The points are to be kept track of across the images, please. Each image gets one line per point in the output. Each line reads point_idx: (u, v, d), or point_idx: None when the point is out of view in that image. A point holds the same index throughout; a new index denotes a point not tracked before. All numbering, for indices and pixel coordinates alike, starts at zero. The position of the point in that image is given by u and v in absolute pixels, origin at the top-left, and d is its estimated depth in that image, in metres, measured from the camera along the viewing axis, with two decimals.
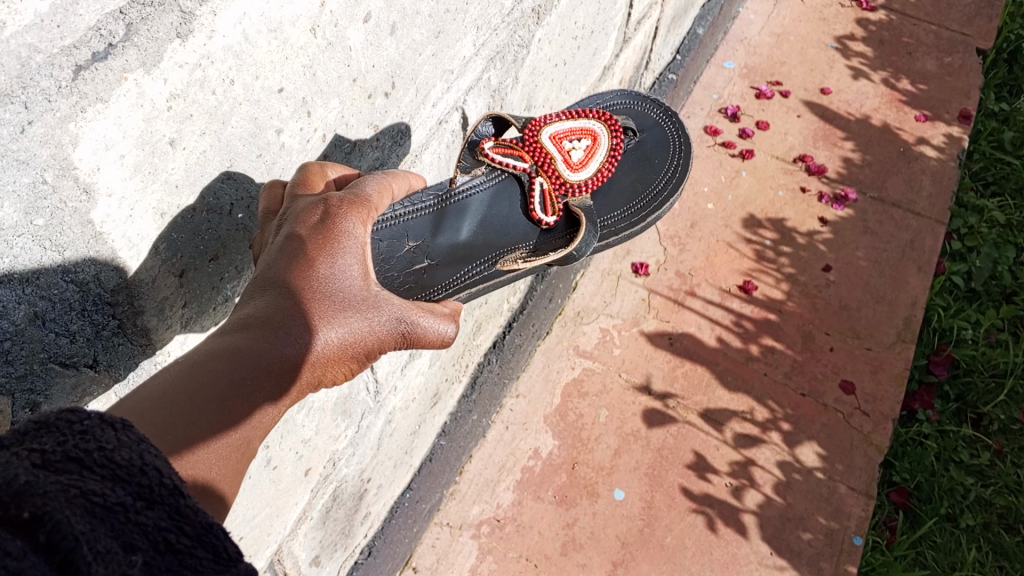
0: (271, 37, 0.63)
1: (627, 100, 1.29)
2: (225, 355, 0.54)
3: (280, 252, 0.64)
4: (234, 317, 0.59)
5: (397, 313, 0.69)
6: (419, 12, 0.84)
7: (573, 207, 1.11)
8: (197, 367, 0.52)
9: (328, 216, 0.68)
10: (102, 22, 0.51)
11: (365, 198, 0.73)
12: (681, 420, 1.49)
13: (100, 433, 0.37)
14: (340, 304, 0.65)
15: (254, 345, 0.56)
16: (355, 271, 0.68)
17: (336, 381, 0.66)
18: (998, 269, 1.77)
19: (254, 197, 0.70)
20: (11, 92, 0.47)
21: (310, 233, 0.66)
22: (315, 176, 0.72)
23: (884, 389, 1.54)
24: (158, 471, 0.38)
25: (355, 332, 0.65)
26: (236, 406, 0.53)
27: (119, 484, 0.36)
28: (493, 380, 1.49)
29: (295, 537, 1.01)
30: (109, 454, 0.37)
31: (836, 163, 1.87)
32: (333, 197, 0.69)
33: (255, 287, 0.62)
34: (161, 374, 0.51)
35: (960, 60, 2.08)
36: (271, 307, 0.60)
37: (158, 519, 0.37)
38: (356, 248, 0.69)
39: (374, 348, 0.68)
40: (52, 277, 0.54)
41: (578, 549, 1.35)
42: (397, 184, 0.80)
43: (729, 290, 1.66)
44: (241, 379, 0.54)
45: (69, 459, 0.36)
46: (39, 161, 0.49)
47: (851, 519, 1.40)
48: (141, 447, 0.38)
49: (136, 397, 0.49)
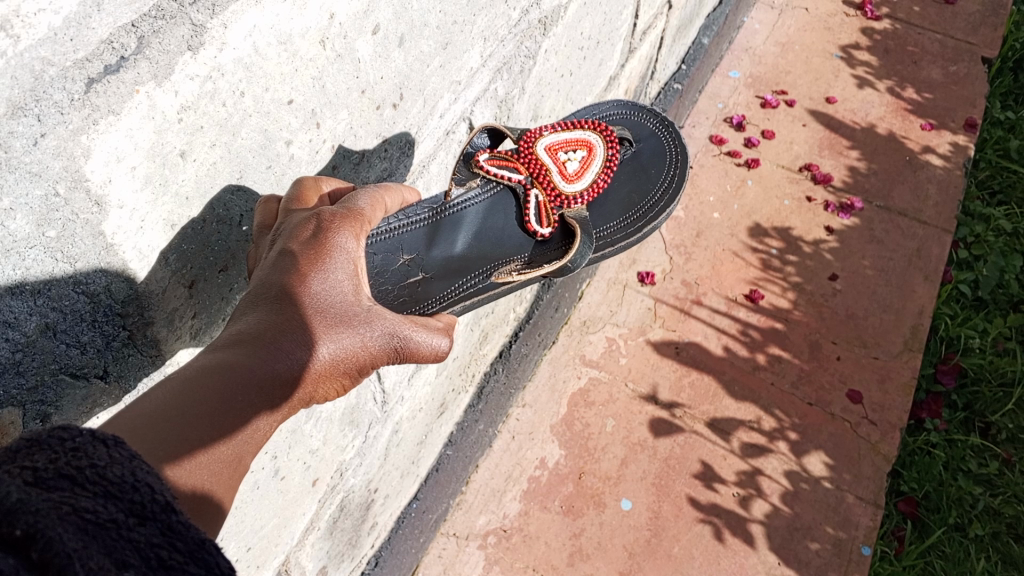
0: (281, 49, 0.63)
1: (623, 111, 1.29)
2: (217, 370, 0.53)
3: (273, 268, 0.64)
4: (225, 334, 0.58)
5: (390, 327, 0.69)
6: (428, 24, 0.84)
7: (568, 218, 1.11)
8: (189, 383, 0.51)
9: (321, 230, 0.68)
10: (115, 35, 0.52)
11: (357, 211, 0.72)
12: (689, 429, 1.49)
13: (92, 450, 0.37)
14: (332, 319, 0.64)
15: (247, 360, 0.56)
16: (347, 286, 0.68)
17: (328, 397, 0.66)
18: (1005, 277, 1.75)
19: (249, 213, 0.69)
20: (24, 105, 0.47)
21: (303, 249, 0.66)
22: (310, 191, 0.71)
23: (892, 399, 1.53)
24: (150, 488, 0.38)
25: (349, 348, 0.65)
26: (229, 422, 0.52)
27: (111, 501, 0.36)
28: (499, 390, 1.48)
29: (303, 547, 1.00)
30: (101, 471, 0.37)
31: (841, 171, 1.87)
32: (326, 211, 0.69)
33: (247, 304, 0.62)
34: (153, 390, 0.51)
35: (965, 69, 2.08)
36: (264, 323, 0.60)
37: (150, 535, 0.37)
38: (347, 262, 0.69)
39: (365, 363, 0.68)
40: (64, 289, 0.54)
41: (585, 559, 1.35)
42: (390, 197, 0.79)
43: (735, 299, 1.66)
44: (233, 395, 0.53)
45: (61, 476, 0.36)
46: (52, 173, 0.49)
47: (860, 529, 1.39)
48: (133, 463, 0.38)
49: (128, 413, 0.48)
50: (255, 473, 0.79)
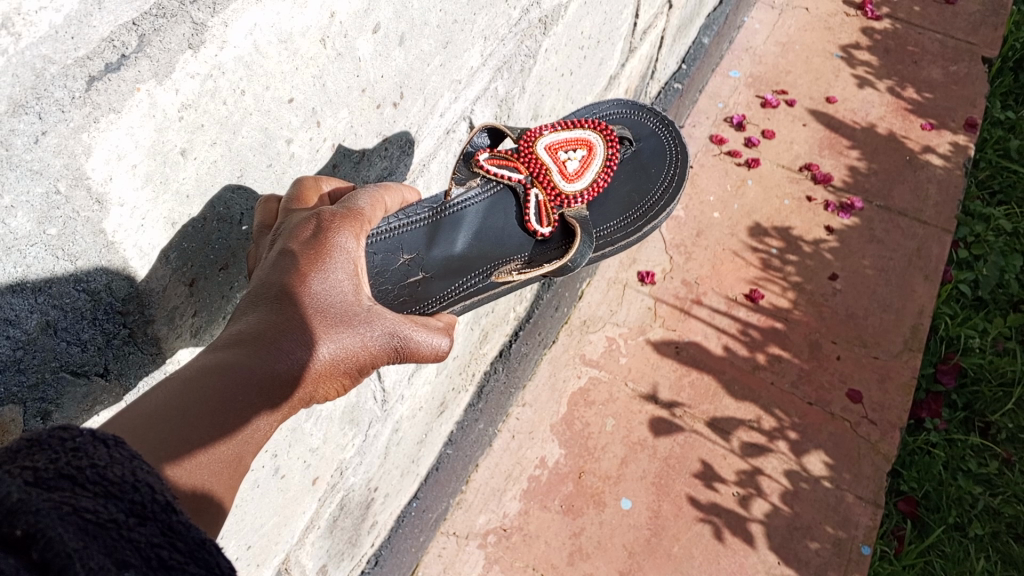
0: (281, 48, 0.63)
1: (623, 110, 1.29)
2: (217, 370, 0.53)
3: (273, 268, 0.64)
4: (226, 333, 0.58)
5: (390, 327, 0.68)
6: (428, 23, 0.84)
7: (568, 217, 1.11)
8: (189, 382, 0.51)
9: (321, 231, 0.68)
10: (116, 33, 0.51)
11: (358, 211, 0.72)
12: (689, 429, 1.49)
13: (92, 450, 0.37)
14: (332, 318, 0.64)
15: (247, 360, 0.56)
16: (347, 286, 0.68)
17: (328, 397, 0.66)
18: (1005, 277, 1.76)
19: (248, 213, 0.69)
20: (26, 103, 0.47)
21: (303, 249, 0.66)
22: (310, 190, 0.71)
23: (892, 398, 1.53)
24: (151, 488, 0.38)
25: (349, 348, 0.65)
26: (229, 422, 0.52)
27: (111, 501, 0.36)
28: (499, 390, 1.48)
29: (303, 546, 1.00)
30: (101, 471, 0.37)
31: (841, 171, 1.87)
32: (326, 211, 0.69)
33: (247, 304, 0.62)
34: (152, 391, 0.51)
35: (965, 69, 2.08)
36: (264, 322, 0.60)
37: (150, 535, 0.37)
38: (348, 262, 0.69)
39: (365, 363, 0.67)
40: (64, 287, 0.54)
41: (585, 558, 1.35)
42: (390, 197, 0.79)
43: (735, 298, 1.66)
44: (232, 395, 0.53)
45: (62, 476, 0.36)
46: (52, 171, 0.49)
47: (859, 528, 1.39)
48: (134, 463, 0.38)
49: (127, 413, 0.48)
50: (255, 472, 0.79)
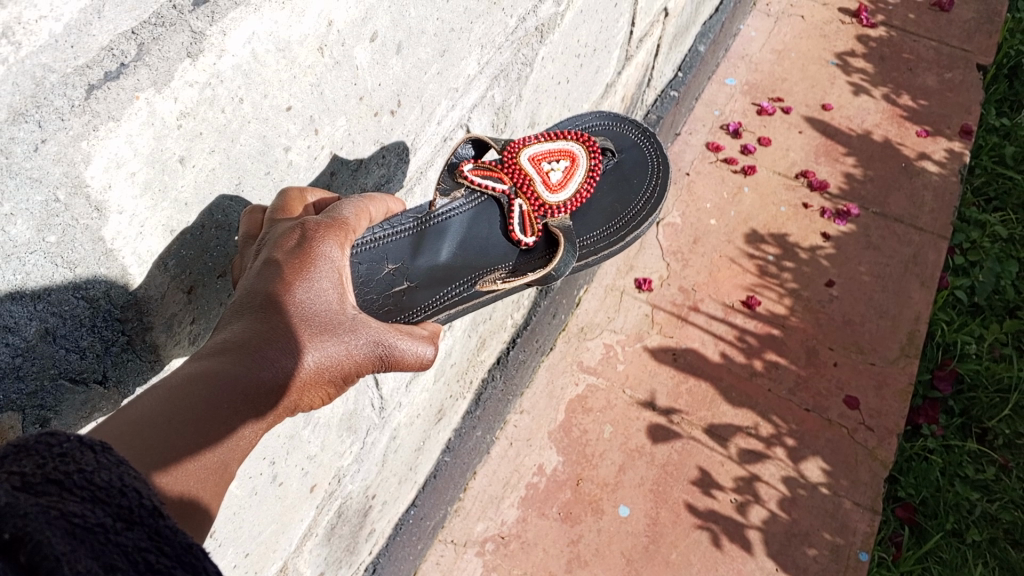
0: (280, 56, 0.64)
1: (606, 121, 1.30)
2: (204, 378, 0.53)
3: (258, 276, 0.64)
4: (210, 342, 0.58)
5: (374, 336, 0.68)
6: (425, 31, 0.85)
7: (552, 227, 1.12)
8: (175, 391, 0.52)
9: (305, 240, 0.67)
10: (115, 43, 0.54)
11: (342, 221, 0.72)
12: (686, 435, 1.49)
13: (80, 456, 0.37)
14: (318, 327, 0.64)
15: (233, 369, 0.56)
16: (333, 295, 0.67)
17: (314, 405, 0.66)
18: (1001, 283, 1.76)
19: (232, 223, 0.68)
20: (26, 111, 0.48)
21: (288, 258, 0.65)
22: (295, 201, 0.71)
23: (889, 405, 1.53)
24: (138, 493, 0.38)
25: (334, 356, 0.65)
26: (215, 430, 0.53)
27: (99, 505, 0.36)
28: (497, 396, 1.48)
29: (300, 553, 1.00)
30: (88, 476, 0.37)
31: (837, 178, 1.88)
32: (311, 221, 0.69)
33: (233, 312, 0.62)
34: (139, 398, 0.51)
35: (960, 76, 2.09)
36: (249, 331, 0.60)
37: (138, 539, 0.37)
38: (332, 272, 0.68)
39: (350, 371, 0.67)
40: (64, 295, 0.54)
41: (583, 566, 1.34)
42: (375, 207, 0.79)
43: (732, 305, 1.67)
44: (218, 404, 0.53)
45: (49, 481, 0.36)
46: (51, 178, 0.50)
47: (857, 535, 1.39)
48: (121, 469, 0.38)
49: (114, 421, 0.48)
50: (254, 478, 0.79)
